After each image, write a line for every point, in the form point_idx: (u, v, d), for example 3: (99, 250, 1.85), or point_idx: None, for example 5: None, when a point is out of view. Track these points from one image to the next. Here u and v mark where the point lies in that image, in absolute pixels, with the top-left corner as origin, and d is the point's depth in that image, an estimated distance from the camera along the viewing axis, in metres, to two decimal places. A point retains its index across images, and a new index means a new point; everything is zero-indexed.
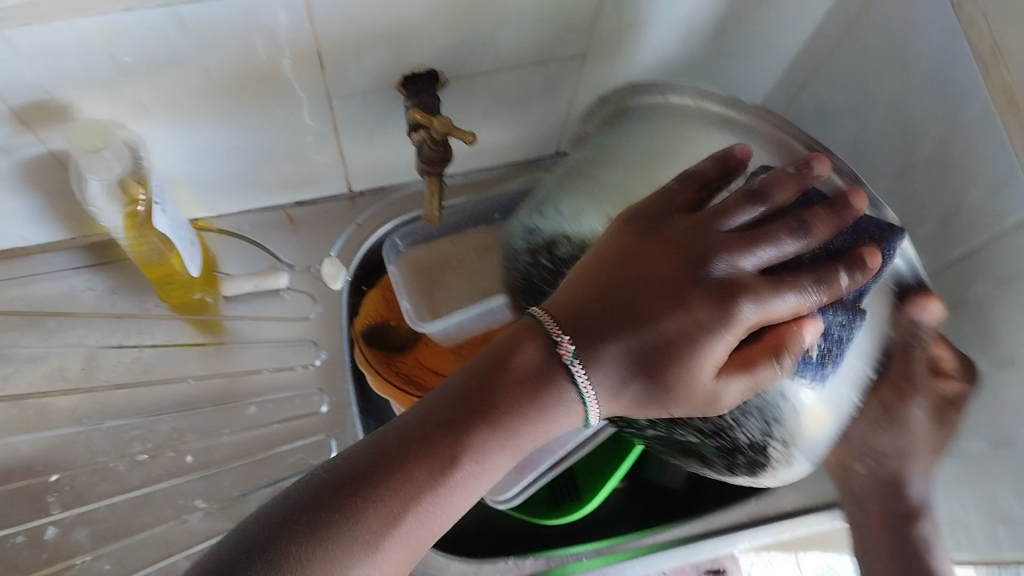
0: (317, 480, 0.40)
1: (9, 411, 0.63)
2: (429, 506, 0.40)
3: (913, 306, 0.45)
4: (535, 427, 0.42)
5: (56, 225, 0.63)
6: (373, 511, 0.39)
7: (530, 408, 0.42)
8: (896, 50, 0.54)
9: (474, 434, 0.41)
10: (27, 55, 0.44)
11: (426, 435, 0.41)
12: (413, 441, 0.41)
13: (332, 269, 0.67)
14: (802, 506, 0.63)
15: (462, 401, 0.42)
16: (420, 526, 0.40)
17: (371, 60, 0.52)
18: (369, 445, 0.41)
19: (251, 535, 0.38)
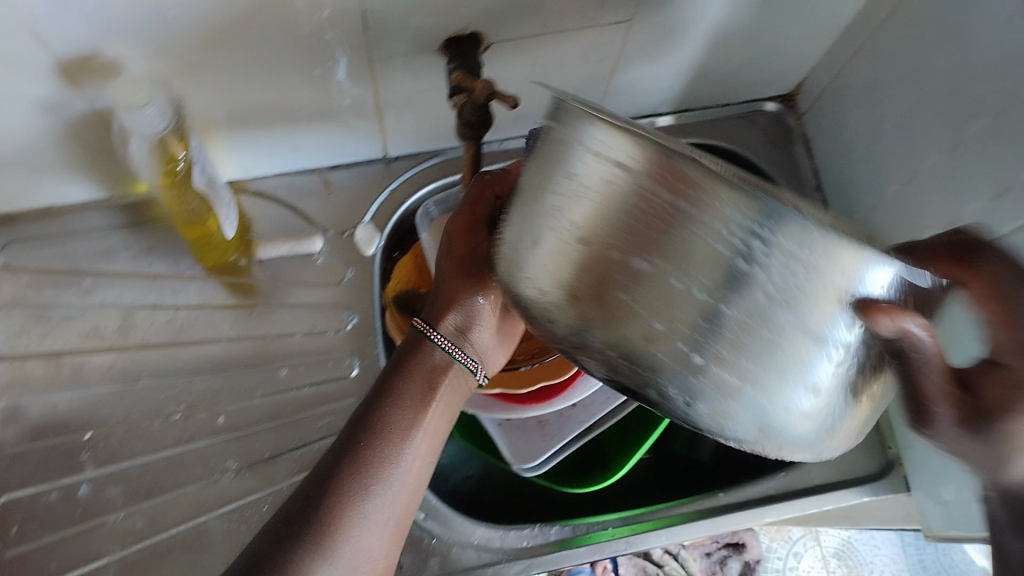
0: (288, 505, 0.47)
1: (45, 369, 0.64)
2: (374, 492, 0.47)
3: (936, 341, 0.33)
4: (441, 394, 0.51)
5: (94, 183, 0.63)
6: (333, 518, 0.46)
7: (430, 384, 0.51)
8: (952, 20, 0.51)
9: (394, 414, 0.49)
10: (75, 10, 0.44)
11: (359, 437, 0.48)
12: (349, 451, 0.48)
13: (366, 234, 0.68)
14: (834, 481, 0.63)
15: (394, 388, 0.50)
16: (374, 512, 0.47)
17: (414, 21, 0.51)
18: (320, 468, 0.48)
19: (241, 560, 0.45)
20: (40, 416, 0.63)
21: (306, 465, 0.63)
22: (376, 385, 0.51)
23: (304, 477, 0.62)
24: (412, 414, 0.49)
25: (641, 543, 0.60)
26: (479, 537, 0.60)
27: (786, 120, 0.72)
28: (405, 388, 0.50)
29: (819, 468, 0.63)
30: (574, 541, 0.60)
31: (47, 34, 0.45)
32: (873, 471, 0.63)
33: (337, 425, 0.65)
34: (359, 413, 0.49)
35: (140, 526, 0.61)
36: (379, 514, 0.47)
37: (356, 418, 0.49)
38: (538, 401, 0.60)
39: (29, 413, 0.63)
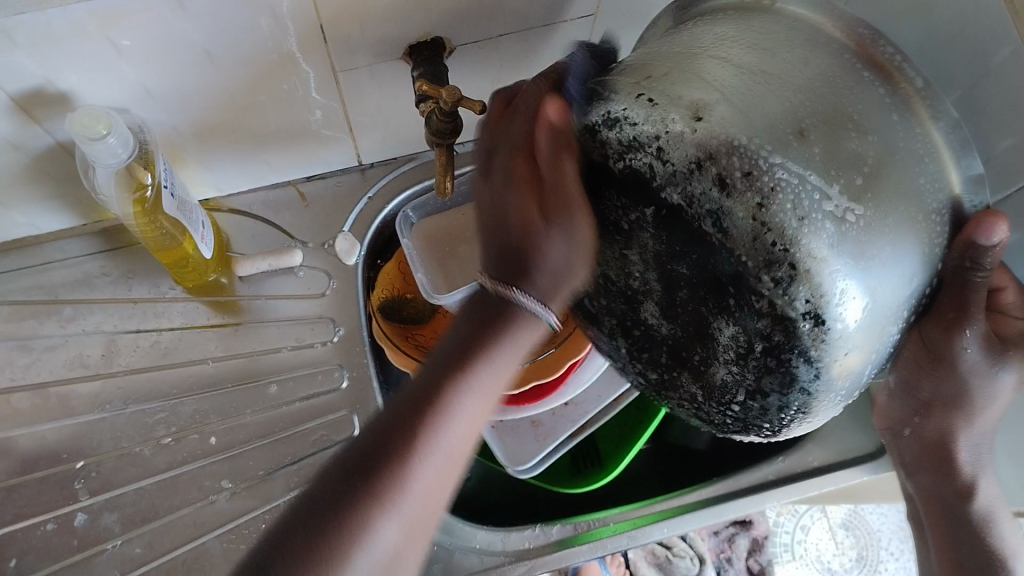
0: (324, 477, 0.38)
1: (32, 400, 0.63)
2: (430, 453, 0.38)
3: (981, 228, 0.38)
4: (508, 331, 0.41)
5: (66, 211, 0.63)
6: (383, 483, 0.37)
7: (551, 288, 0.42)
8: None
9: (456, 380, 0.40)
10: (26, 47, 0.44)
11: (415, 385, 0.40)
12: (414, 403, 0.39)
13: (346, 245, 0.67)
14: (833, 463, 0.62)
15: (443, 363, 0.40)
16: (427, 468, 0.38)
17: (376, 31, 0.51)
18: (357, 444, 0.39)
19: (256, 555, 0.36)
20: (30, 448, 0.62)
21: (302, 479, 0.62)
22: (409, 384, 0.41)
23: (299, 492, 0.62)
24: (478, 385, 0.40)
25: (644, 537, 0.60)
26: (480, 541, 0.59)
27: None
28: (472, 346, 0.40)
29: (815, 449, 0.63)
30: (576, 538, 0.59)
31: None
32: (871, 450, 0.62)
33: (329, 439, 0.64)
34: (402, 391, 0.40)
35: (139, 553, 0.60)
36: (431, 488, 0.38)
37: (404, 392, 0.40)
38: (530, 402, 0.58)
39: (18, 446, 0.62)
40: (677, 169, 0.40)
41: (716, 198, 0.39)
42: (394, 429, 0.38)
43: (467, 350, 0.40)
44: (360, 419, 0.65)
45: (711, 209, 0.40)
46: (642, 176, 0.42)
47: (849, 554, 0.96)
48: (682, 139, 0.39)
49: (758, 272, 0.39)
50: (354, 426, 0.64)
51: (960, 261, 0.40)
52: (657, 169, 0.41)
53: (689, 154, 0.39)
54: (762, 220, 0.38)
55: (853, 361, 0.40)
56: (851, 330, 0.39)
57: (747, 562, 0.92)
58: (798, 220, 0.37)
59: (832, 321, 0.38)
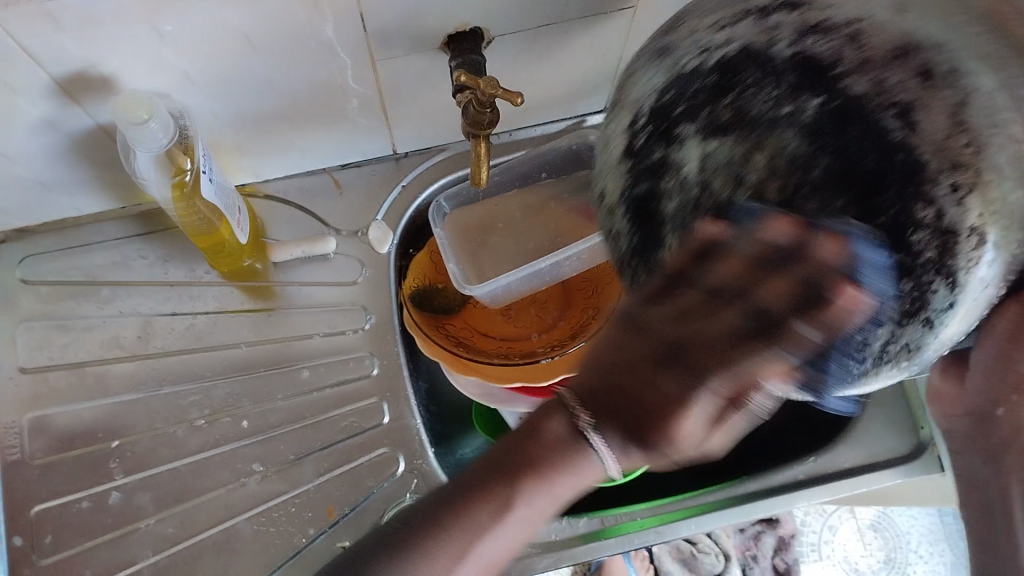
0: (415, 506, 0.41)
1: (70, 379, 0.65)
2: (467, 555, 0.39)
3: None
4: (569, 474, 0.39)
5: (105, 194, 0.64)
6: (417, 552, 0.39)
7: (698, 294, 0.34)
8: None
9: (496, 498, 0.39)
10: (70, 31, 0.45)
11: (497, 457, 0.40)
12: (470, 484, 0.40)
13: (379, 233, 0.66)
14: (864, 465, 0.62)
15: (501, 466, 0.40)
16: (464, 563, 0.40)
17: (414, 21, 0.51)
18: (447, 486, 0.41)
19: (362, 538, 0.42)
20: (68, 426, 0.64)
21: (332, 465, 0.63)
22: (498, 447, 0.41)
23: (330, 478, 0.63)
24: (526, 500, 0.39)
25: (671, 533, 0.60)
26: None
27: None
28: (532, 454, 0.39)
29: (850, 451, 0.62)
30: (604, 532, 0.59)
31: (44, 55, 0.46)
32: (904, 452, 0.62)
33: (359, 426, 0.64)
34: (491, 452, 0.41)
35: (171, 532, 0.61)
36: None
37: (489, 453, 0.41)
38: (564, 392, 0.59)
39: (57, 423, 0.64)
40: (873, 54, 0.33)
41: (912, 88, 0.32)
42: (446, 543, 0.39)
43: (531, 477, 0.39)
44: (390, 407, 0.65)
45: (905, 99, 0.32)
46: (820, 62, 0.34)
47: (877, 555, 0.95)
48: (885, 27, 0.34)
49: (935, 173, 0.31)
50: (384, 414, 0.65)
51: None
52: (844, 56, 0.33)
53: (886, 45, 0.33)
54: (962, 118, 0.31)
55: (955, 327, 0.34)
56: (957, 308, 0.33)
57: (774, 560, 0.92)
58: (985, 124, 0.31)
59: (976, 271, 0.32)
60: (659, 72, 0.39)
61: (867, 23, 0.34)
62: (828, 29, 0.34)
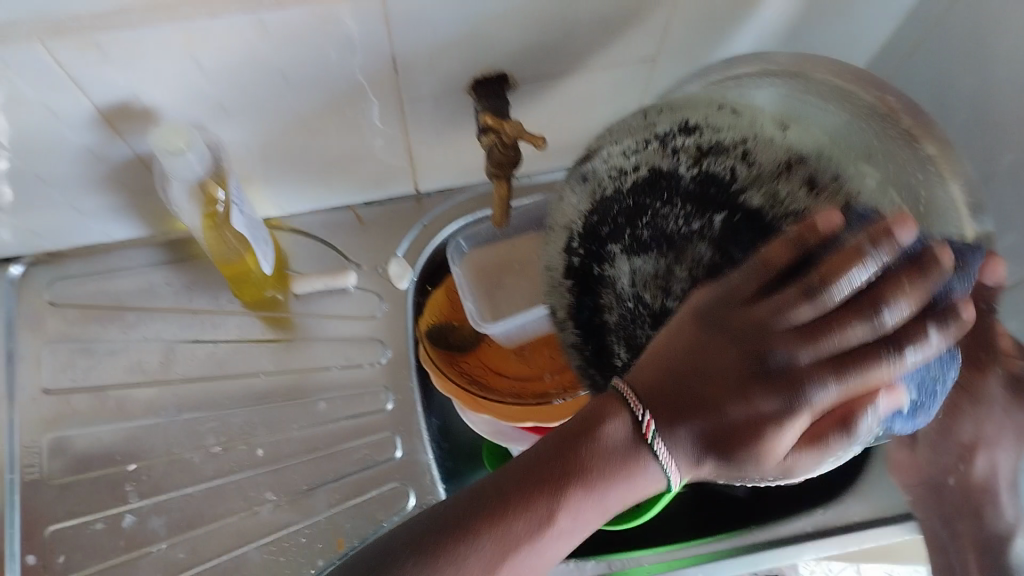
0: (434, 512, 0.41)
1: (91, 402, 0.66)
2: (528, 557, 0.39)
3: (985, 271, 0.40)
4: (624, 489, 0.41)
5: (136, 222, 0.66)
6: (475, 553, 0.39)
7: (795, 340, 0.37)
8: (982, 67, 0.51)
9: (559, 499, 0.40)
10: (116, 62, 0.47)
11: (541, 460, 0.41)
12: (528, 483, 0.40)
13: (398, 268, 0.68)
14: (877, 518, 0.61)
15: (548, 469, 0.41)
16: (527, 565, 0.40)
17: (444, 65, 0.52)
18: (472, 492, 0.41)
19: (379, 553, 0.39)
20: (86, 447, 0.65)
21: (343, 496, 0.63)
22: (542, 446, 0.42)
23: (341, 509, 0.63)
24: (578, 501, 0.40)
25: None
26: None
27: None
28: (589, 459, 0.40)
29: (860, 503, 0.62)
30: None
31: (90, 85, 0.48)
32: None
33: (372, 458, 0.65)
34: (523, 462, 0.42)
35: (181, 558, 0.62)
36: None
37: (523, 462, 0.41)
38: None
39: (76, 445, 0.65)
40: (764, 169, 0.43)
41: (802, 198, 0.42)
42: (484, 545, 0.39)
43: (577, 487, 0.40)
44: (402, 441, 0.66)
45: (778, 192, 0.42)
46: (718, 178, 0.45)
47: None
48: (772, 144, 0.44)
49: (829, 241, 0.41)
50: (395, 448, 0.65)
51: (970, 303, 0.41)
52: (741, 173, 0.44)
53: (778, 158, 0.43)
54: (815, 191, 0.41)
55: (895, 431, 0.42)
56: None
57: None
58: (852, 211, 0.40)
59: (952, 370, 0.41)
60: (584, 199, 0.53)
61: (758, 141, 0.45)
62: (719, 149, 0.46)
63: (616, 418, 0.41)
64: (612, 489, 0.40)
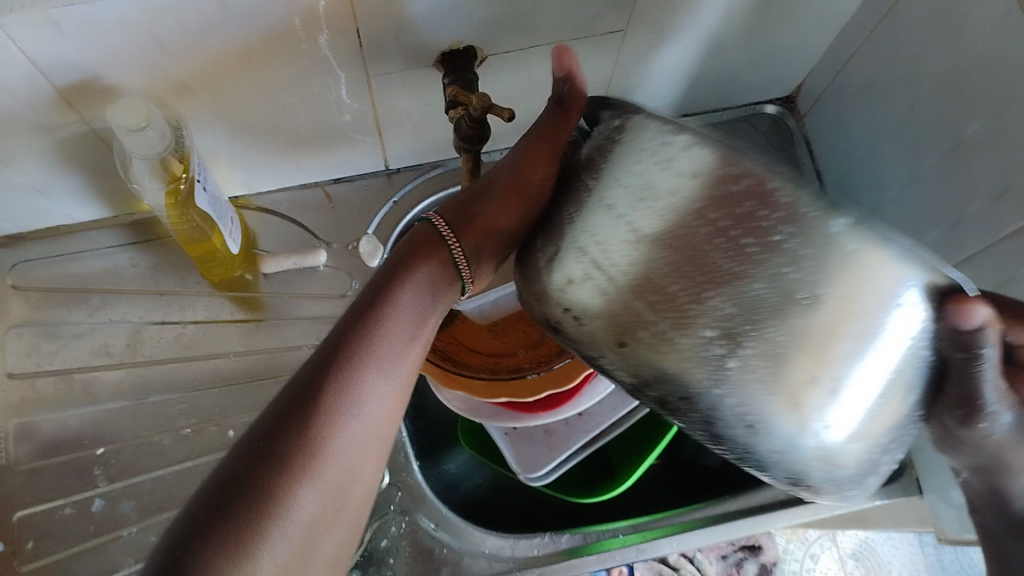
0: (224, 467, 0.38)
1: (57, 386, 0.65)
2: (328, 447, 0.39)
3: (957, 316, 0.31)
4: (413, 321, 0.46)
5: (99, 201, 0.64)
6: (285, 476, 0.37)
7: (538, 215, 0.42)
8: (948, 37, 0.51)
9: (329, 382, 0.41)
10: (71, 37, 0.45)
11: (319, 374, 0.41)
12: (304, 392, 0.40)
13: (369, 247, 0.66)
14: (847, 485, 0.62)
15: (319, 364, 0.41)
16: (334, 460, 0.40)
17: (411, 37, 0.52)
18: (264, 419, 0.40)
19: (200, 508, 0.36)
20: (53, 432, 0.64)
21: None
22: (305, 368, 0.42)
23: None
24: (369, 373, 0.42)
25: (652, 550, 0.59)
26: (489, 546, 0.60)
27: (786, 122, 0.73)
28: (360, 325, 0.43)
29: None
30: (584, 548, 0.59)
31: (44, 62, 0.47)
32: (881, 475, 0.63)
33: None
34: (297, 377, 0.41)
35: (154, 541, 0.62)
36: (326, 486, 0.39)
37: (306, 369, 0.42)
38: (546, 409, 0.59)
39: (42, 430, 0.64)
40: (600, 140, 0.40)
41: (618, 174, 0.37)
42: (287, 462, 0.38)
43: (358, 358, 0.42)
44: None
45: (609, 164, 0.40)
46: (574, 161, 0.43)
47: None
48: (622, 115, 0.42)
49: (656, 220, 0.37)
50: None
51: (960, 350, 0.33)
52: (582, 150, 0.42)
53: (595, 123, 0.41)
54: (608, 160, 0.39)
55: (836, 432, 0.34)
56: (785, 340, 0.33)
57: None
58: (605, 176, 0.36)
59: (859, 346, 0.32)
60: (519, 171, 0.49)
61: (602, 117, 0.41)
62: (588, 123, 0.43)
63: (419, 269, 0.48)
64: (405, 323, 0.45)
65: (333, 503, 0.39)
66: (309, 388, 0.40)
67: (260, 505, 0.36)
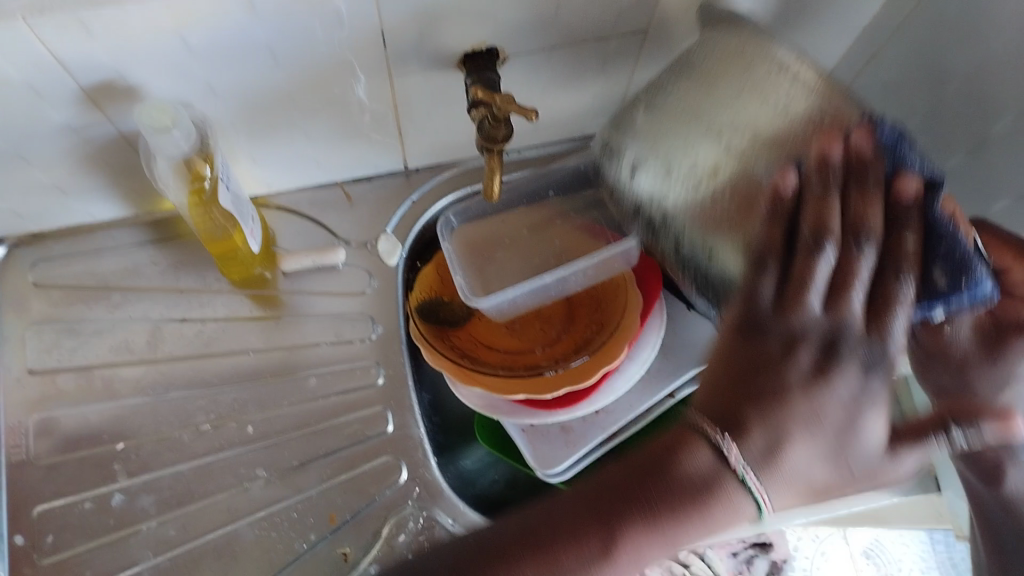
0: (463, 542, 0.46)
1: (78, 382, 0.66)
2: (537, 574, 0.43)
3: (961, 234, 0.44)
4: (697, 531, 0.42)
5: (121, 200, 0.66)
6: (504, 567, 0.43)
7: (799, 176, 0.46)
8: (963, 40, 0.52)
9: (588, 538, 0.43)
10: (101, 39, 0.47)
11: (568, 513, 0.44)
12: (525, 543, 0.44)
13: (387, 245, 0.69)
14: (859, 483, 0.63)
15: (569, 522, 0.44)
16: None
17: (434, 38, 0.53)
18: (480, 542, 0.45)
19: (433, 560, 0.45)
20: (74, 428, 0.65)
21: (335, 472, 0.64)
22: (564, 503, 0.45)
23: (333, 484, 0.63)
24: (647, 546, 0.43)
25: None
26: None
27: None
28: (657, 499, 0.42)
29: None
30: None
31: (73, 63, 0.48)
32: None
33: (363, 434, 0.65)
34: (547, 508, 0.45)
35: (173, 534, 0.62)
36: None
37: (546, 508, 0.45)
38: (561, 407, 0.60)
39: (63, 426, 0.64)
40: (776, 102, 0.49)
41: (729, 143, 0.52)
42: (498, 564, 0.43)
43: (635, 515, 0.42)
44: (394, 416, 0.66)
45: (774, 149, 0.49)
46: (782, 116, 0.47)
47: None
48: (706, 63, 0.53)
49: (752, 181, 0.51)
50: (388, 423, 0.66)
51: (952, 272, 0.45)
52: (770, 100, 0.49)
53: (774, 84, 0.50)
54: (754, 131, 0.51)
55: None
56: None
57: None
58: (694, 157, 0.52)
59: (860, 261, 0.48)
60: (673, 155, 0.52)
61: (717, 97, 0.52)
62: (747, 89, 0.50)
63: (697, 451, 0.42)
64: (683, 532, 0.42)
65: None
66: (556, 536, 0.43)
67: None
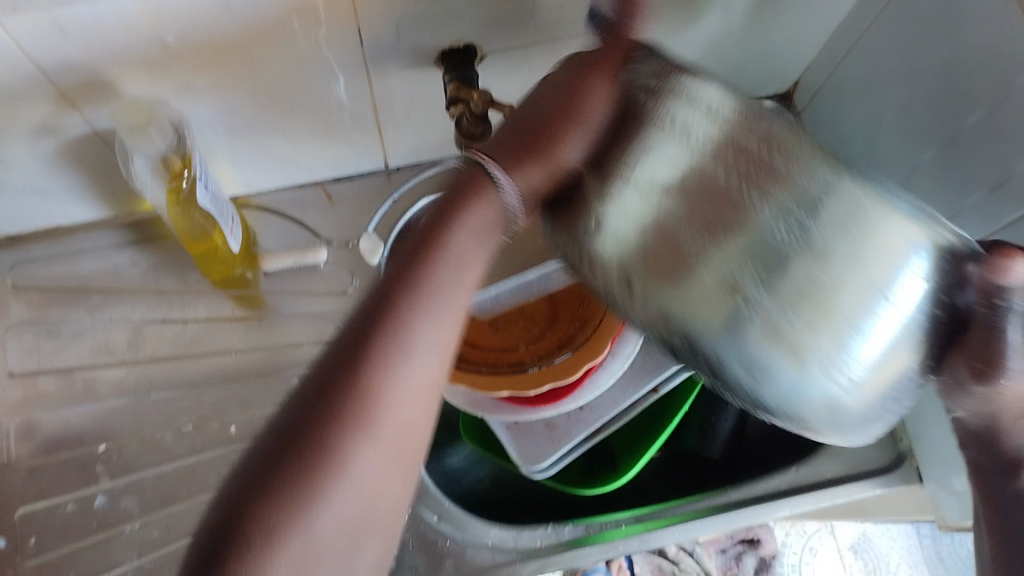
0: (264, 434, 0.35)
1: (58, 384, 0.65)
2: (353, 465, 0.35)
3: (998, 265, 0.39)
4: (469, 238, 0.40)
5: (101, 201, 0.65)
6: (311, 454, 0.34)
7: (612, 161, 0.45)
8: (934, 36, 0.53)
9: (363, 377, 0.36)
10: (75, 37, 0.46)
11: (340, 370, 0.36)
12: (310, 400, 0.36)
13: (369, 244, 0.68)
14: (847, 475, 0.63)
15: (346, 357, 0.36)
16: (383, 442, 0.36)
17: (412, 36, 0.53)
18: (270, 429, 0.35)
19: (224, 510, 0.33)
20: (55, 430, 0.64)
21: None
22: (331, 343, 0.38)
23: None
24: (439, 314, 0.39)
25: (656, 540, 0.61)
26: (492, 538, 0.61)
27: None
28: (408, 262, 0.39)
29: (829, 462, 0.64)
30: (587, 539, 0.61)
31: (48, 61, 0.48)
32: (886, 464, 0.64)
33: None
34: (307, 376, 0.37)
35: (156, 536, 0.62)
36: (353, 495, 0.35)
37: (314, 366, 0.37)
38: (546, 403, 0.60)
39: (45, 428, 0.64)
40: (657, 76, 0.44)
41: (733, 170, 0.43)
42: (304, 462, 0.34)
43: (401, 314, 0.38)
44: None
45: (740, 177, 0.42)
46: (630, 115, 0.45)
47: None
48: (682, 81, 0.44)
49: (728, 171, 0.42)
50: None
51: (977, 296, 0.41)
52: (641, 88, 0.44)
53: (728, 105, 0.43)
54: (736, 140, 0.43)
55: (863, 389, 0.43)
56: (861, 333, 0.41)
57: None
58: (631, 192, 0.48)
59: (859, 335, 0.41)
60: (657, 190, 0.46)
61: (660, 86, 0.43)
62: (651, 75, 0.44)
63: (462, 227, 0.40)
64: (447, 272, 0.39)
65: (373, 495, 0.36)
66: (337, 385, 0.36)
67: (285, 500, 0.34)
